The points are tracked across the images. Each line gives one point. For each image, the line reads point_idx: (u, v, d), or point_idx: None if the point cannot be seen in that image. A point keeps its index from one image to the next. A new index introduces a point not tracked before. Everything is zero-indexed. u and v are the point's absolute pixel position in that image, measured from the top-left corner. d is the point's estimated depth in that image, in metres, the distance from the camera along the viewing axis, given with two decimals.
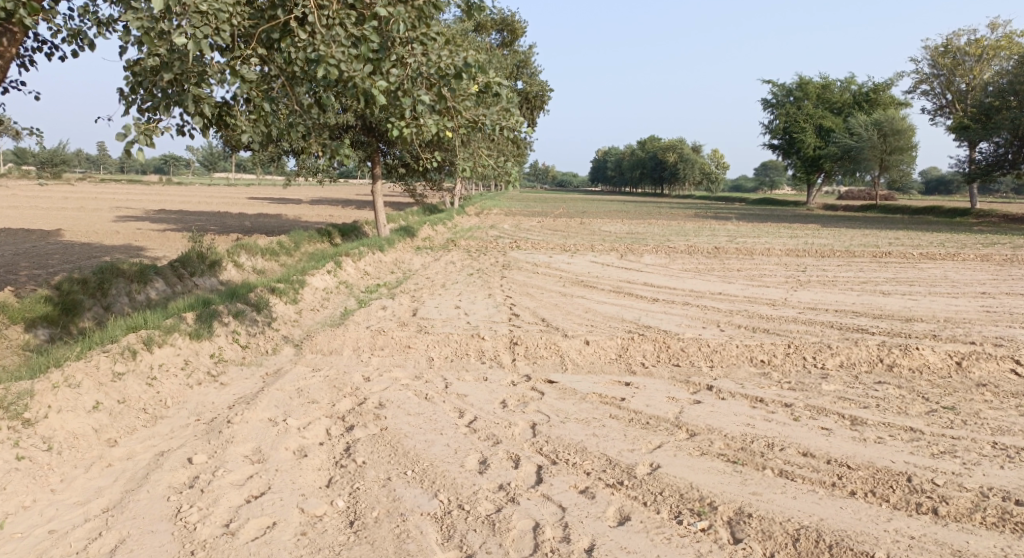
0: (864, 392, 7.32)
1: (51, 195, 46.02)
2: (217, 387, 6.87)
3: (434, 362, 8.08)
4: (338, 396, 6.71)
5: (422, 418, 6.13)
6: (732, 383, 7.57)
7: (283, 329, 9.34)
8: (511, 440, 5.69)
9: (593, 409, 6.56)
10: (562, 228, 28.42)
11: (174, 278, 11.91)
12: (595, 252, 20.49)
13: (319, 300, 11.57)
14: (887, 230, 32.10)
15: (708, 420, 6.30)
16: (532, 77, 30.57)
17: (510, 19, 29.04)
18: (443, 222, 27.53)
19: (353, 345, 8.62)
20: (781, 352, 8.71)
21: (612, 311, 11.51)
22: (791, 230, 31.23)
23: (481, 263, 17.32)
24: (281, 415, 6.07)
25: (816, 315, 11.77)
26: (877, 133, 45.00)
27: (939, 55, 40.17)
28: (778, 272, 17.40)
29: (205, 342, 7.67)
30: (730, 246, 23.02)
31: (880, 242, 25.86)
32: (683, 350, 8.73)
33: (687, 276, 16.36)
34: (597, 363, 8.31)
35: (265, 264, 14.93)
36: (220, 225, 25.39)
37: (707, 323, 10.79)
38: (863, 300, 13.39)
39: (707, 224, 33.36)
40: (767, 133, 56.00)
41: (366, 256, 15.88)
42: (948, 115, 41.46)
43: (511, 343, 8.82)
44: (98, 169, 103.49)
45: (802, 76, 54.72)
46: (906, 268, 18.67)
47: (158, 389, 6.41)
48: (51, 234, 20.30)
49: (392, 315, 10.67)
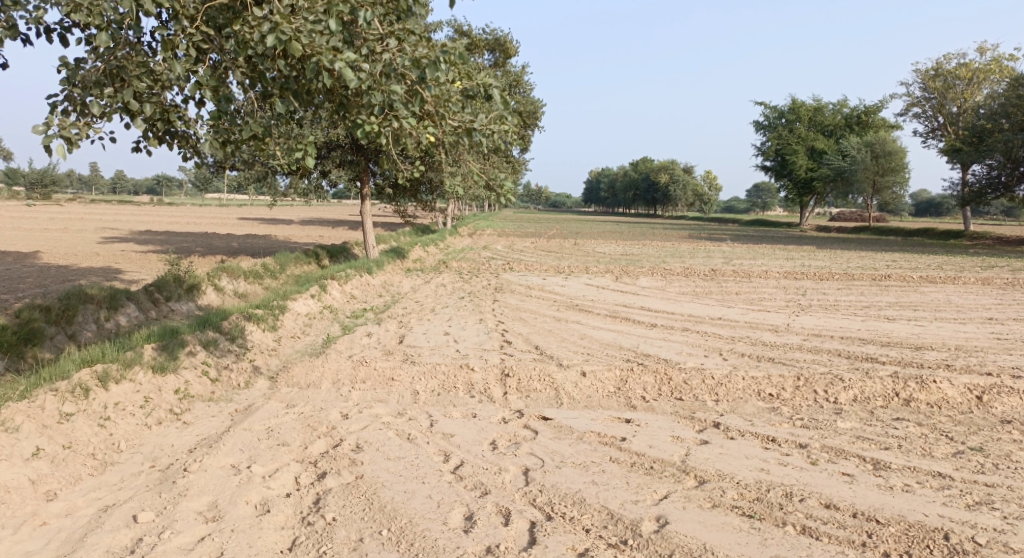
0: (883, 431, 6.76)
1: (37, 215, 45.47)
2: (178, 428, 6.30)
3: (420, 396, 7.49)
4: (312, 437, 6.13)
5: (403, 463, 5.54)
6: (740, 420, 7.01)
7: (258, 359, 8.76)
8: (500, 490, 5.10)
9: (592, 451, 5.98)
10: (556, 250, 27.92)
11: (148, 303, 11.38)
12: (590, 274, 19.99)
13: (301, 327, 10.98)
14: (883, 252, 31.78)
15: (718, 464, 5.73)
16: (525, 98, 30.25)
17: (503, 39, 28.82)
18: (435, 243, 27.00)
19: (332, 378, 8.04)
20: (790, 385, 8.14)
21: (609, 338, 10.98)
22: (787, 252, 30.85)
23: (473, 286, 16.78)
24: (246, 461, 5.48)
25: (822, 342, 11.25)
26: (870, 155, 44.95)
27: (929, 79, 40.17)
28: (778, 295, 16.93)
29: (169, 377, 7.13)
30: (726, 269, 22.54)
31: (877, 265, 25.46)
32: (686, 383, 8.16)
33: (685, 300, 15.87)
34: (595, 397, 7.74)
35: (248, 288, 14.34)
36: (206, 247, 24.82)
37: (709, 351, 10.24)
38: (868, 327, 12.88)
39: (702, 246, 32.98)
40: (760, 155, 55.98)
41: (353, 279, 15.30)
42: (940, 138, 41.43)
43: (502, 375, 8.24)
44: (89, 190, 102.77)
45: (795, 98, 54.79)
46: (908, 292, 18.23)
47: (111, 431, 5.85)
48: (29, 256, 19.69)
49: (377, 343, 10.08)
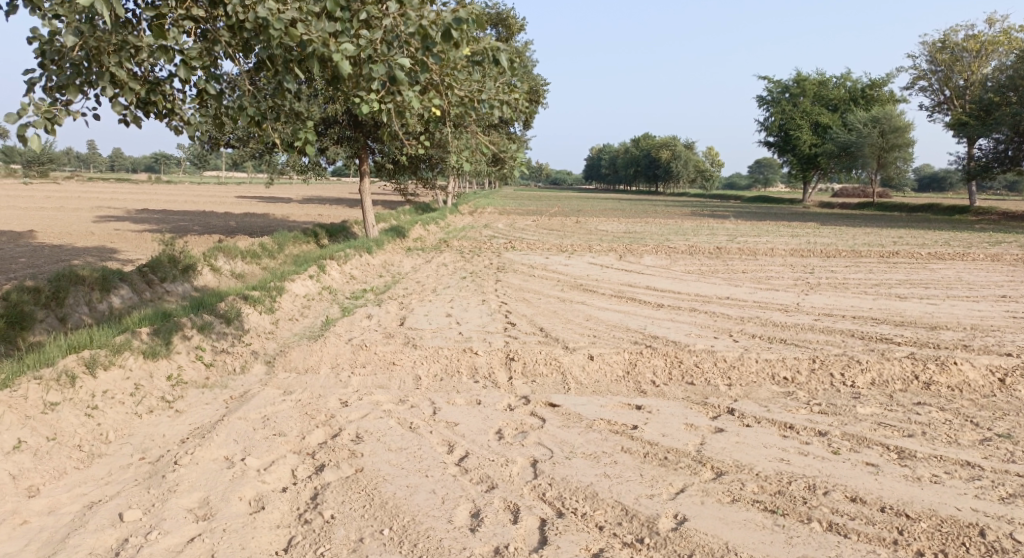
0: (905, 417, 6.49)
1: (32, 194, 44.98)
2: (170, 417, 6.03)
3: (422, 382, 7.22)
4: (310, 426, 5.85)
5: (404, 455, 5.27)
6: (756, 406, 6.73)
7: (255, 342, 8.48)
8: (508, 484, 4.85)
9: (603, 441, 5.71)
10: (558, 228, 27.53)
11: (142, 285, 11.09)
12: (594, 252, 19.66)
13: (299, 309, 10.68)
14: (889, 229, 31.35)
15: (736, 454, 5.46)
16: (527, 73, 29.71)
17: (504, 13, 28.22)
18: (436, 221, 26.63)
19: (331, 362, 7.76)
20: (805, 368, 7.87)
21: (615, 319, 10.70)
22: (792, 228, 30.44)
23: (474, 265, 16.46)
24: (240, 453, 5.21)
25: (834, 322, 10.95)
26: (876, 130, 44.33)
27: (937, 51, 39.51)
28: (785, 274, 16.62)
29: (161, 362, 6.86)
30: (732, 246, 22.20)
31: (884, 241, 25.08)
32: (698, 366, 7.88)
33: (691, 278, 15.56)
34: (603, 382, 7.47)
35: (245, 268, 14.04)
36: (204, 226, 24.46)
37: (718, 332, 9.96)
38: (880, 305, 12.57)
39: (706, 223, 32.57)
40: (763, 130, 55.31)
41: (353, 259, 14.97)
42: (946, 112, 40.80)
43: (507, 359, 7.97)
44: (87, 168, 102.02)
45: (799, 73, 54.03)
46: (917, 269, 17.90)
47: (99, 421, 5.58)
48: (23, 236, 19.34)
49: (377, 326, 9.79)
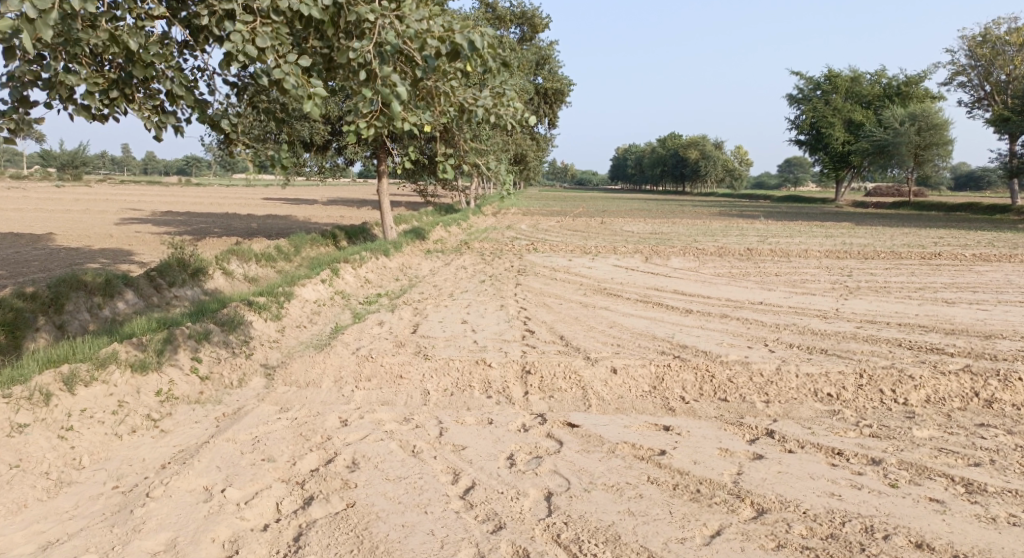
0: (968, 441, 5.77)
1: (60, 196, 45.48)
2: (153, 438, 5.55)
3: (430, 398, 6.66)
4: (303, 449, 5.31)
5: (403, 486, 4.71)
6: (798, 428, 6.08)
7: (258, 352, 7.98)
8: (517, 522, 4.27)
9: (626, 469, 5.09)
10: (583, 229, 26.87)
11: (149, 290, 10.71)
12: (619, 254, 18.99)
13: (308, 315, 10.17)
14: (927, 228, 30.18)
15: (777, 486, 4.82)
16: (553, 74, 29.18)
17: (530, 12, 27.72)
18: (458, 223, 26.16)
19: (334, 375, 7.24)
20: (851, 384, 7.17)
21: (641, 326, 10.06)
22: (824, 229, 29.42)
23: (495, 268, 15.91)
24: (221, 483, 4.71)
25: (879, 330, 10.19)
26: (913, 128, 42.97)
27: (976, 45, 38.16)
28: (821, 277, 15.82)
29: (150, 376, 6.38)
30: (764, 248, 21.38)
31: (924, 242, 24.06)
32: (731, 381, 7.22)
33: (721, 282, 14.86)
34: (627, 398, 6.85)
35: (259, 271, 13.62)
36: (224, 228, 24.20)
37: (752, 341, 9.26)
38: (927, 312, 11.76)
39: (735, 223, 31.67)
40: (794, 129, 54.01)
41: (369, 262, 14.49)
42: (987, 108, 39.41)
43: (524, 372, 7.39)
44: (121, 171, 103.53)
45: (831, 70, 52.68)
46: (962, 271, 16.97)
47: (72, 444, 5.12)
48: (41, 238, 19.17)
49: (388, 334, 9.27)
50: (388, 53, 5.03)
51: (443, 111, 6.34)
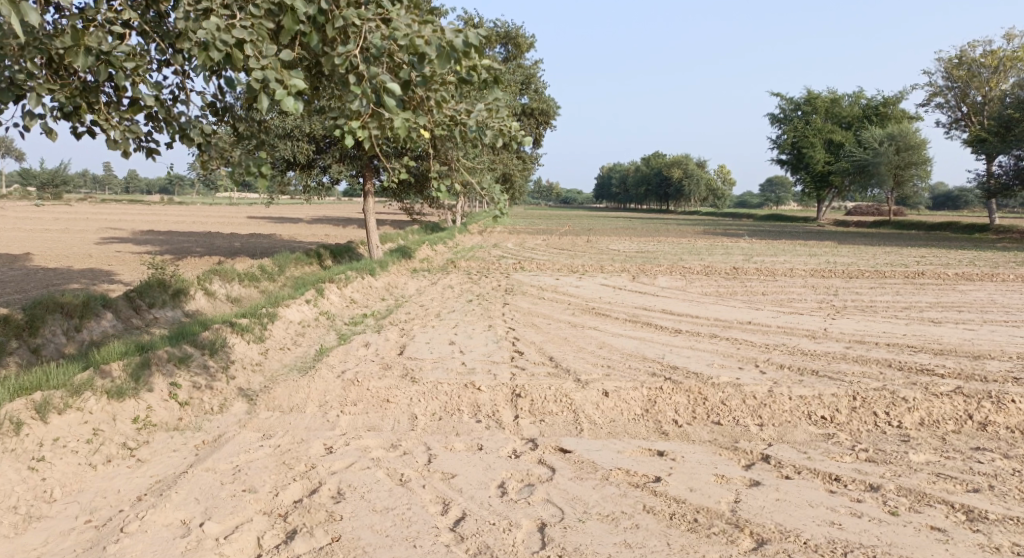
0: (966, 466, 5.69)
1: (39, 214, 44.90)
2: (129, 468, 5.35)
3: (418, 423, 6.49)
4: (286, 479, 5.12)
5: (391, 518, 4.54)
6: (794, 452, 5.97)
7: (240, 376, 7.77)
8: (510, 557, 4.11)
9: (621, 498, 4.95)
10: (569, 248, 26.83)
11: (128, 311, 10.47)
12: (606, 273, 18.93)
13: (292, 337, 9.97)
14: (909, 247, 30.43)
15: (776, 514, 4.70)
16: (538, 94, 29.28)
17: (515, 32, 27.86)
18: (443, 241, 26.02)
19: (319, 400, 7.04)
20: (844, 406, 7.09)
21: (630, 347, 9.95)
22: (808, 248, 29.59)
23: (482, 287, 15.78)
24: (200, 516, 4.52)
25: (868, 350, 10.15)
26: (891, 148, 43.55)
27: (953, 67, 38.83)
28: (808, 296, 15.83)
29: (127, 403, 6.17)
30: (749, 266, 21.43)
31: (907, 261, 24.24)
32: (724, 404, 7.11)
33: (709, 301, 14.81)
34: (619, 421, 6.72)
35: (242, 291, 13.40)
36: (206, 247, 23.89)
37: (743, 362, 9.18)
38: (914, 331, 11.75)
39: (719, 242, 31.79)
40: (776, 148, 54.58)
41: (354, 282, 14.30)
42: (964, 128, 40.02)
43: (513, 396, 7.23)
44: (102, 189, 102.63)
45: (811, 90, 53.43)
46: (945, 290, 17.05)
47: (43, 476, 4.91)
48: (18, 258, 18.79)
49: (374, 356, 9.09)
50: (374, 55, 4.89)
51: (435, 120, 6.21)
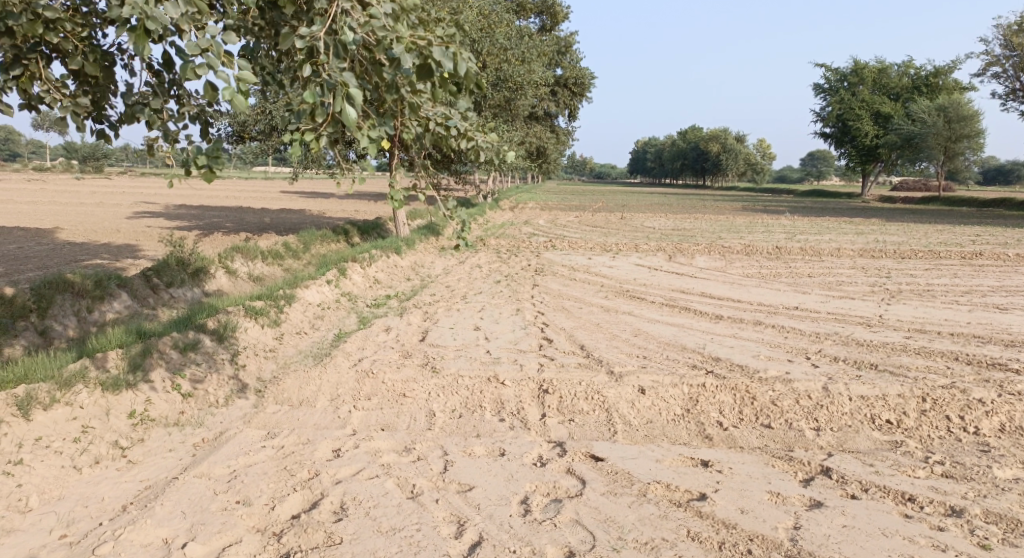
0: None
1: (76, 188, 45.38)
2: (118, 471, 4.87)
3: (436, 422, 5.92)
4: (286, 489, 4.59)
5: (398, 541, 4.00)
6: (857, 463, 5.29)
7: (250, 364, 7.27)
8: None
9: (661, 520, 4.32)
10: (603, 225, 26.01)
11: (144, 291, 10.07)
12: (641, 252, 18.16)
13: (311, 320, 9.48)
14: (961, 226, 28.93)
15: (845, 547, 4.05)
16: (573, 64, 28.33)
17: (550, 1, 27.07)
18: (475, 218, 25.43)
19: (330, 394, 6.51)
20: (911, 410, 6.34)
21: (668, 334, 9.26)
22: (854, 225, 28.30)
23: (511, 267, 15.16)
24: (185, 534, 4.04)
25: (930, 341, 9.29)
26: (941, 120, 41.54)
27: (1012, 35, 36.75)
28: (858, 278, 14.88)
29: (124, 396, 5.70)
30: (793, 245, 20.44)
31: (961, 240, 22.97)
32: (775, 404, 6.40)
33: (751, 283, 13.99)
34: (657, 423, 6.08)
35: (265, 270, 12.96)
36: (235, 222, 23.66)
37: (792, 354, 8.42)
38: (978, 319, 10.82)
39: (759, 219, 30.66)
40: (819, 122, 52.63)
41: (379, 261, 13.76)
42: (1022, 100, 37.89)
43: (540, 392, 6.62)
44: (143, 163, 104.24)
45: (858, 61, 51.28)
46: (1007, 272, 15.94)
47: (19, 482, 4.47)
48: (47, 232, 18.65)
49: (394, 342, 8.55)
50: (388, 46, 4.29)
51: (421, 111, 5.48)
